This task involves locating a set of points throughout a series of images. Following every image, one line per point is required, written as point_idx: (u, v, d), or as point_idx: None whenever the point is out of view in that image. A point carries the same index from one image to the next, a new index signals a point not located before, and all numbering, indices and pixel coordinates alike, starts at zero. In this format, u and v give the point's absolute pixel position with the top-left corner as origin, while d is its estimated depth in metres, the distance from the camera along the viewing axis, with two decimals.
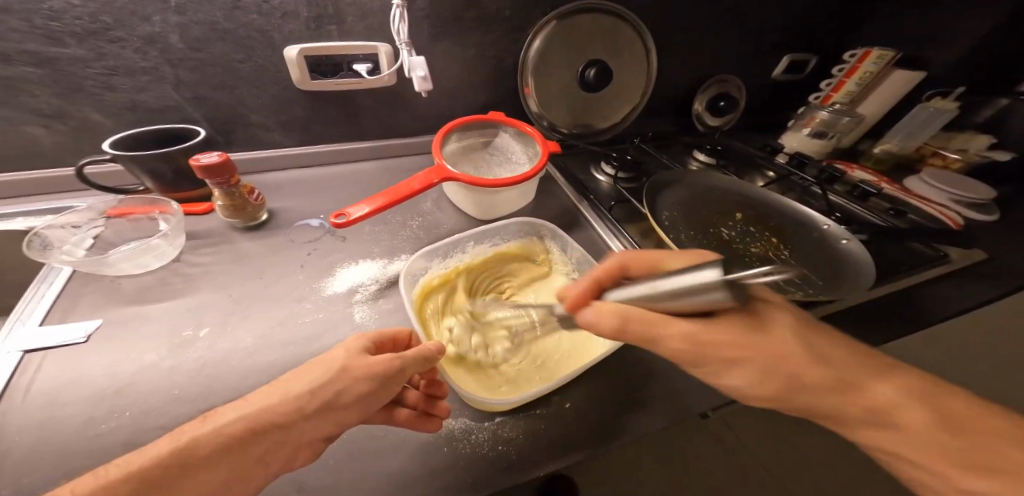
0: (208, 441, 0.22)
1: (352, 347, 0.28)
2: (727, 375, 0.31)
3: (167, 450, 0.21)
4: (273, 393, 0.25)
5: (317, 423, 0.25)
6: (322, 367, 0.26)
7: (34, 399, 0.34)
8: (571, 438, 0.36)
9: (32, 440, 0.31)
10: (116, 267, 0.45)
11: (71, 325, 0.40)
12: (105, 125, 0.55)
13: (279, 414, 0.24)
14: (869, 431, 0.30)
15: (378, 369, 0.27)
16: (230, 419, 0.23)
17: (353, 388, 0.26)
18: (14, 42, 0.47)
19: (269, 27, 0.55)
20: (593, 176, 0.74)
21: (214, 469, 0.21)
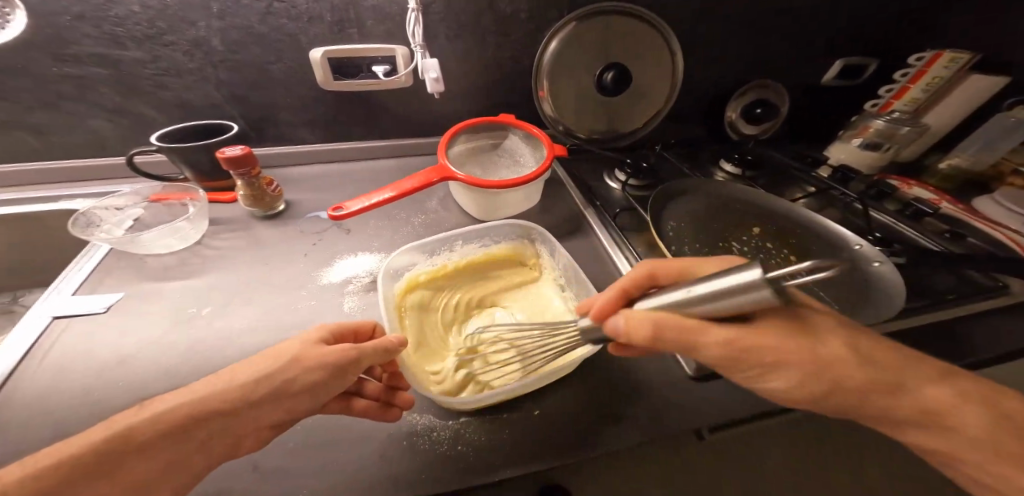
0: (148, 428, 0.22)
1: (304, 339, 0.29)
2: (767, 379, 0.28)
3: (102, 438, 0.21)
4: (218, 381, 0.25)
5: (264, 411, 0.25)
6: (273, 358, 0.27)
7: (50, 362, 0.38)
8: (535, 446, 0.35)
9: (41, 398, 0.35)
10: (143, 247, 0.50)
11: (97, 296, 0.45)
12: (158, 120, 0.61)
13: (221, 402, 0.24)
14: (916, 432, 0.27)
15: (329, 359, 0.28)
16: (172, 406, 0.23)
17: (303, 376, 0.27)
18: (86, 46, 0.52)
19: (297, 31, 0.57)
20: (606, 183, 0.72)
21: (154, 454, 0.22)
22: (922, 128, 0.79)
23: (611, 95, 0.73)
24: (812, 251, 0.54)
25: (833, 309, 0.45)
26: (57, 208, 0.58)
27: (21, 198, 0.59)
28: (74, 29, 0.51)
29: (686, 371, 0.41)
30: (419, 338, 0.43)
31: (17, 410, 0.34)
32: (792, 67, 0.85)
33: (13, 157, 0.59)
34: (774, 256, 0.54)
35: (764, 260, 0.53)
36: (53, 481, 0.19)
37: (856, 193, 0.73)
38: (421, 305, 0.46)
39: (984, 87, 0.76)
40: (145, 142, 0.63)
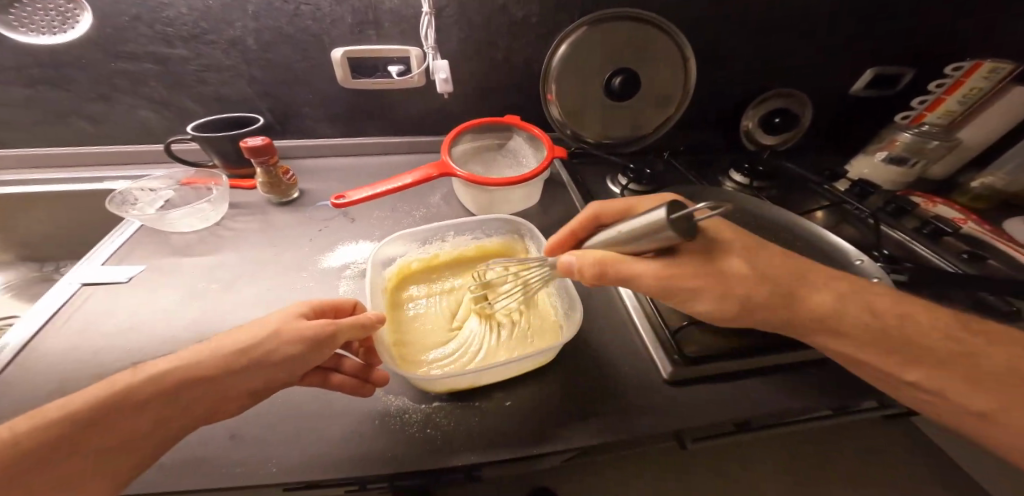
0: (143, 386, 0.26)
1: (286, 314, 0.32)
2: (694, 302, 0.34)
3: (102, 394, 0.25)
4: (204, 350, 0.29)
5: (247, 377, 0.29)
6: (254, 331, 0.30)
7: (74, 324, 0.43)
8: (501, 435, 0.36)
9: (63, 356, 0.40)
10: (168, 224, 0.55)
11: (121, 268, 0.50)
12: (197, 111, 0.66)
13: (208, 367, 0.28)
14: (825, 336, 0.34)
15: (304, 333, 0.31)
16: (166, 368, 0.27)
17: (281, 349, 0.30)
18: (142, 45, 0.58)
19: (321, 32, 0.61)
20: (608, 188, 0.72)
21: (147, 410, 0.25)
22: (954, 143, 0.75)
23: (619, 100, 0.73)
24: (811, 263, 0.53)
25: None
26: (103, 188, 0.65)
27: (74, 178, 0.65)
28: (131, 29, 0.56)
29: (663, 375, 0.42)
30: (405, 321, 0.45)
31: (40, 366, 0.39)
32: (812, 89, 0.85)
33: (70, 141, 0.65)
34: None
35: None
36: (60, 430, 0.23)
37: (871, 208, 0.70)
38: (414, 292, 0.49)
39: None
40: (184, 132, 0.68)
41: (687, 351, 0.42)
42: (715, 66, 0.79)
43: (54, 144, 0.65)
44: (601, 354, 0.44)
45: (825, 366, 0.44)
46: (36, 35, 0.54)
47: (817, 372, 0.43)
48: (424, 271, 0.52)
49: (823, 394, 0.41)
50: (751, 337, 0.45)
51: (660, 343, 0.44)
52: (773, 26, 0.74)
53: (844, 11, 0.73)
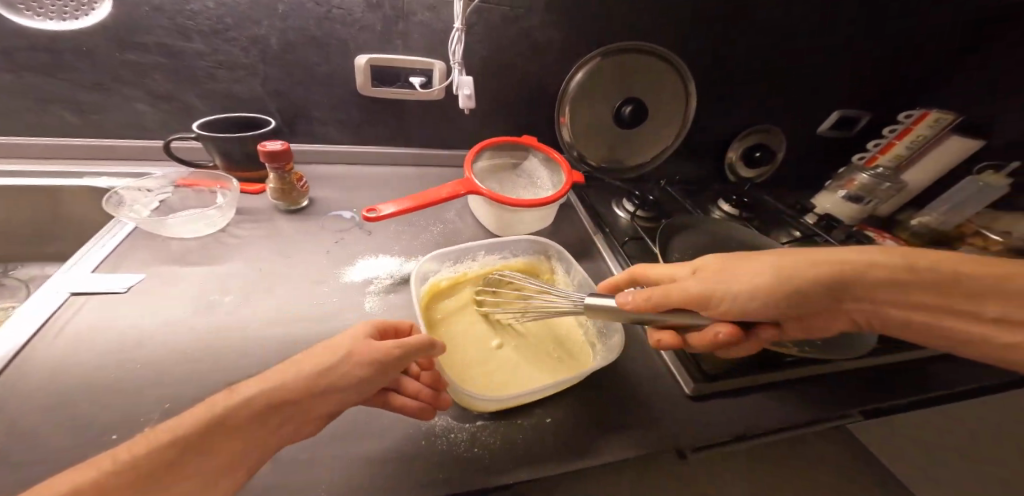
0: (239, 410, 0.24)
1: (354, 335, 0.30)
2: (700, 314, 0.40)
3: (204, 416, 0.23)
4: (287, 371, 0.27)
5: (326, 399, 0.27)
6: (325, 355, 0.28)
7: (66, 337, 0.37)
8: (548, 451, 0.37)
9: (56, 376, 0.34)
10: (171, 229, 0.51)
11: (118, 276, 0.44)
12: (199, 108, 0.62)
13: (294, 391, 0.26)
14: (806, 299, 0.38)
15: (380, 354, 0.29)
16: (253, 392, 0.25)
17: (357, 372, 0.28)
18: (155, 36, 0.55)
19: (349, 38, 0.60)
20: (614, 211, 0.76)
21: (238, 438, 0.23)
22: (901, 185, 0.87)
23: (626, 127, 0.78)
24: None
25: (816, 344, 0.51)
26: (82, 184, 0.58)
27: (44, 171, 0.58)
28: (148, 20, 0.53)
29: (684, 390, 0.45)
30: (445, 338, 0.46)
31: (28, 388, 0.33)
32: (813, 85, 0.87)
33: (45, 131, 0.59)
34: None
35: None
36: (167, 456, 0.21)
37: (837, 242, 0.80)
38: (443, 309, 0.49)
39: (960, 149, 0.84)
40: (182, 129, 0.64)
41: (704, 369, 0.46)
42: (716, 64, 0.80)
43: (23, 133, 0.58)
44: (627, 373, 0.46)
45: (819, 384, 0.49)
46: (43, 20, 0.50)
47: (813, 389, 0.49)
48: (450, 287, 0.53)
49: (820, 408, 0.46)
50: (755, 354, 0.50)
51: (680, 360, 0.47)
52: (773, 27, 0.77)
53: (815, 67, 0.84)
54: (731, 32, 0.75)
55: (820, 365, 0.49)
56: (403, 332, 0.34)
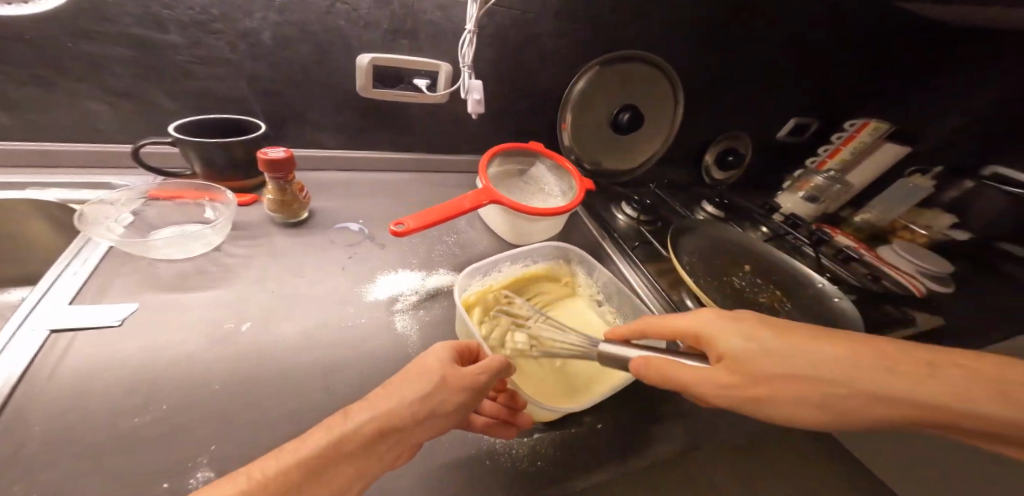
0: (350, 439, 0.24)
1: (445, 359, 0.30)
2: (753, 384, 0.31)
3: (323, 444, 0.23)
4: (388, 399, 0.26)
5: (426, 428, 0.27)
6: (423, 380, 0.28)
7: (60, 382, 0.32)
8: (606, 456, 0.38)
9: (60, 428, 0.29)
10: (160, 251, 0.44)
11: (107, 306, 0.38)
12: (171, 109, 0.55)
13: (401, 420, 0.26)
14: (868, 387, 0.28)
15: (471, 380, 0.29)
16: (364, 420, 0.25)
17: (453, 398, 0.28)
18: (121, 25, 0.47)
19: (351, 35, 0.56)
20: (614, 214, 0.78)
21: (348, 465, 0.23)
22: (849, 187, 0.97)
23: (623, 133, 0.80)
24: (790, 288, 0.65)
25: None
26: (24, 197, 0.49)
27: None
28: (114, 5, 0.46)
29: None
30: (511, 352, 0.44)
31: (26, 456, 0.28)
32: (788, 87, 0.94)
33: None
34: (766, 290, 0.63)
35: (760, 293, 0.62)
36: (291, 479, 0.21)
37: (804, 237, 0.88)
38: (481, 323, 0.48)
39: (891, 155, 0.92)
40: (149, 132, 0.56)
41: None
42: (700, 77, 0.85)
43: None
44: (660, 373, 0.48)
45: None
46: None
47: None
48: (480, 299, 0.51)
49: None
50: None
51: None
52: (752, 40, 0.82)
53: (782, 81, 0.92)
54: (717, 44, 0.80)
55: None
56: (481, 354, 0.35)
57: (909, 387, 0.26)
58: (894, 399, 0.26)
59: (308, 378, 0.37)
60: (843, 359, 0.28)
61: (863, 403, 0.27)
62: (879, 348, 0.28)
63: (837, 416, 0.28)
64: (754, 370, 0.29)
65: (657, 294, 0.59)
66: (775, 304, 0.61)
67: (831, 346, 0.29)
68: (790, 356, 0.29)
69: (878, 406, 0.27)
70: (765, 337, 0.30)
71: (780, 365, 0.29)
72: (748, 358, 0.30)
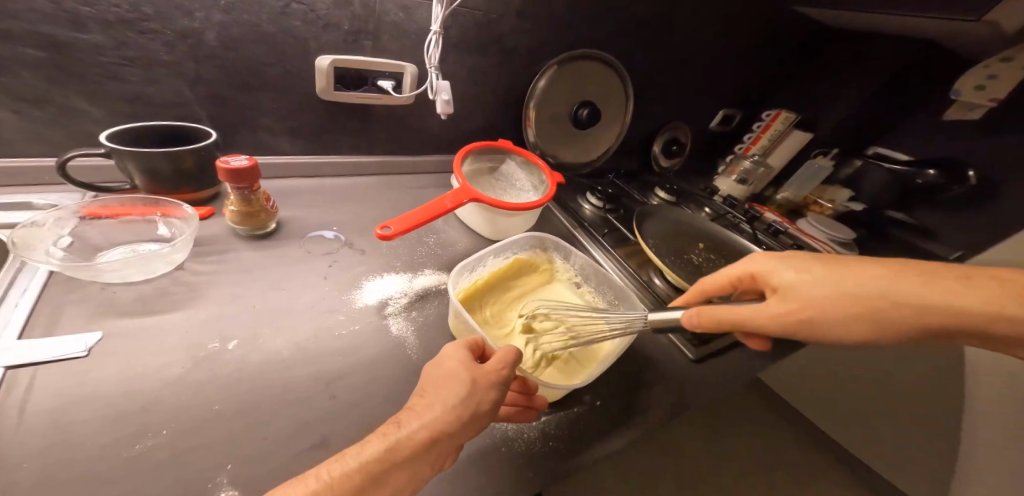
0: (405, 445, 0.25)
1: (466, 360, 0.32)
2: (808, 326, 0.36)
3: (382, 448, 0.24)
4: (432, 404, 0.28)
5: (467, 429, 0.29)
6: (455, 383, 0.30)
7: (33, 422, 0.29)
8: (606, 428, 0.42)
9: (45, 469, 0.27)
10: (115, 274, 0.40)
11: (65, 336, 0.35)
12: (96, 116, 0.49)
13: (445, 421, 0.27)
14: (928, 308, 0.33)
15: (497, 376, 0.31)
16: (415, 427, 0.26)
17: (486, 397, 0.30)
18: (25, 22, 0.41)
19: (308, 36, 0.54)
20: (580, 204, 0.83)
21: (405, 467, 0.25)
22: (770, 169, 1.09)
23: (583, 127, 0.84)
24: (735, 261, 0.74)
25: None
26: None
27: None
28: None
29: (688, 356, 0.53)
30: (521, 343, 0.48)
31: None
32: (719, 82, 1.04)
33: None
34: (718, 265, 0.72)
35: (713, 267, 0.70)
36: (354, 482, 0.22)
37: (741, 216, 1.00)
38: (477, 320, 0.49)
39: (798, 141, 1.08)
40: (70, 143, 0.49)
41: (698, 336, 0.55)
42: (647, 73, 0.91)
43: None
44: (639, 347, 0.53)
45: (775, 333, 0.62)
46: None
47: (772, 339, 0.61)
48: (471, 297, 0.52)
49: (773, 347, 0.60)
50: None
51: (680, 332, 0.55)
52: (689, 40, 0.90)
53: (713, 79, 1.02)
54: (658, 45, 0.87)
55: None
56: (490, 349, 0.37)
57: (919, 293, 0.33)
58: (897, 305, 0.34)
59: (310, 389, 0.37)
60: (870, 279, 0.35)
61: (883, 314, 0.34)
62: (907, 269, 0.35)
63: (873, 322, 0.34)
64: (802, 293, 0.36)
65: (628, 275, 0.65)
66: None
67: (859, 269, 0.36)
68: (826, 278, 0.36)
69: (903, 310, 0.33)
70: (801, 266, 0.38)
71: (822, 289, 0.35)
72: (796, 286, 0.37)
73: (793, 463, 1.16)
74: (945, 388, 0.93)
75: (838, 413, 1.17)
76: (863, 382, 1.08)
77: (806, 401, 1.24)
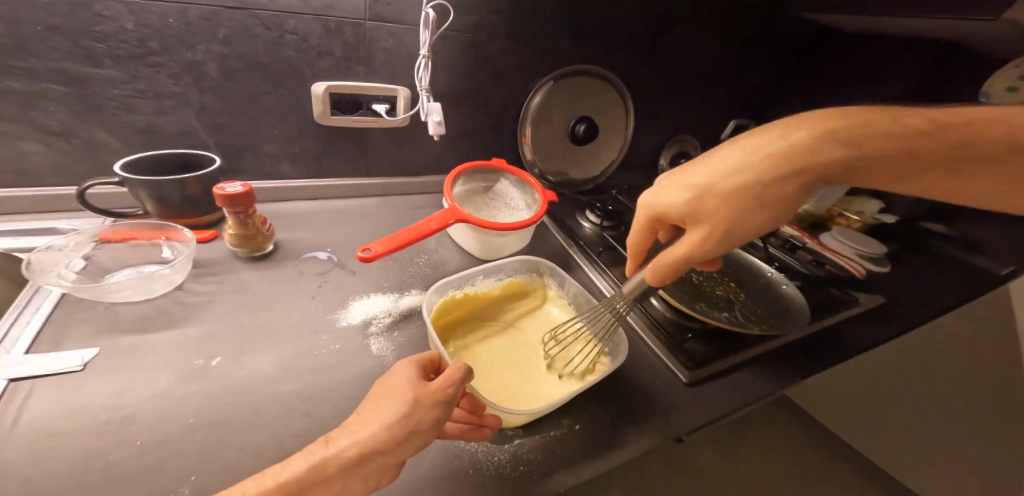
0: (335, 463, 0.26)
1: (414, 380, 0.32)
2: (743, 225, 0.35)
3: (308, 465, 0.25)
4: (369, 421, 0.29)
5: (405, 447, 0.28)
6: (399, 402, 0.30)
7: (24, 430, 0.31)
8: (584, 454, 0.40)
9: (27, 475, 0.29)
10: (118, 294, 0.43)
11: (66, 352, 0.37)
12: (114, 146, 0.53)
13: (381, 441, 0.27)
14: (824, 158, 0.32)
15: (443, 395, 0.32)
16: (345, 445, 0.27)
17: (427, 416, 0.30)
18: (48, 61, 0.45)
19: (303, 64, 0.57)
20: (579, 222, 0.82)
21: (332, 483, 0.25)
22: None
23: (580, 143, 0.84)
24: (743, 279, 0.70)
25: (769, 319, 0.62)
26: None
27: None
28: (38, 41, 0.44)
29: (680, 379, 0.50)
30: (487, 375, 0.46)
31: None
32: (726, 93, 1.02)
33: None
34: (721, 283, 0.68)
35: (716, 286, 0.67)
36: None
37: None
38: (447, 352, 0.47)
39: None
40: (91, 172, 0.54)
41: (692, 359, 0.52)
42: (647, 86, 0.90)
43: None
44: (629, 369, 0.51)
45: (786, 354, 0.58)
46: None
47: (781, 362, 0.57)
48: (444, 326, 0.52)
49: (780, 370, 0.56)
50: (726, 338, 0.57)
51: (671, 353, 0.52)
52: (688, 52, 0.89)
53: (705, 90, 0.98)
54: (656, 59, 0.86)
55: (785, 337, 0.59)
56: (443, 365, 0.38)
57: (806, 147, 0.32)
58: (788, 171, 0.32)
59: (288, 408, 0.38)
60: (744, 159, 0.34)
61: (780, 182, 0.33)
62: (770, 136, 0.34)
63: (774, 193, 0.33)
64: (705, 206, 0.35)
65: None
66: (732, 294, 0.65)
67: (732, 152, 0.35)
68: (711, 183, 0.35)
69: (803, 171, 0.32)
70: (683, 182, 0.37)
71: (715, 189, 0.35)
72: (693, 202, 0.36)
73: (801, 465, 1.16)
74: (943, 366, 1.03)
75: (857, 416, 1.20)
76: (877, 378, 1.14)
77: (823, 404, 1.28)
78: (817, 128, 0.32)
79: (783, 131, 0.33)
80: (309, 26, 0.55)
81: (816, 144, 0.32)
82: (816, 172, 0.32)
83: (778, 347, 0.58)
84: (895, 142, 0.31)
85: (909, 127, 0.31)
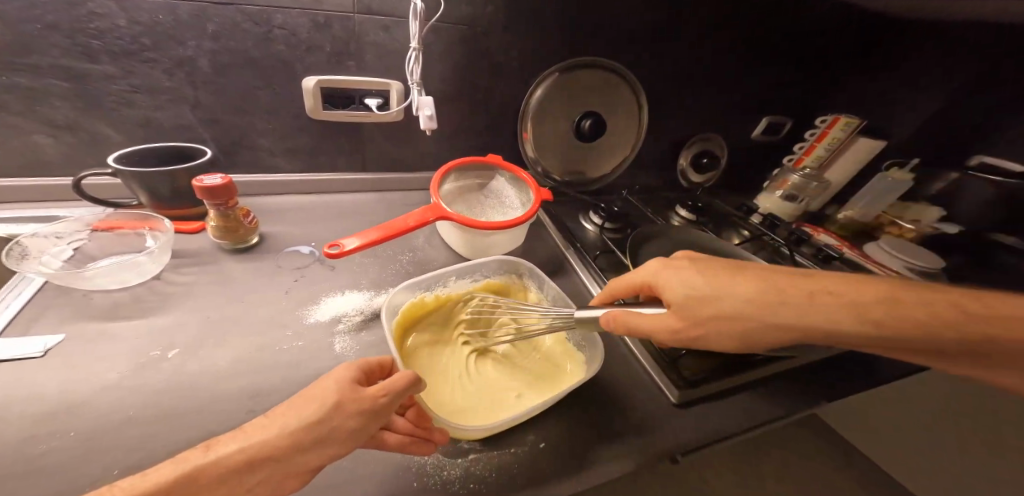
0: (210, 471, 0.23)
1: (342, 380, 0.30)
2: (710, 338, 0.36)
3: (175, 474, 0.22)
4: (271, 426, 0.26)
5: (312, 455, 0.26)
6: (314, 405, 0.28)
7: None
8: (547, 476, 0.36)
9: None
10: (92, 283, 0.44)
11: (32, 337, 0.38)
12: (116, 139, 0.55)
13: (279, 446, 0.25)
14: (825, 322, 0.33)
15: (370, 404, 0.29)
16: (230, 450, 0.24)
17: (343, 423, 0.27)
18: (50, 57, 0.47)
19: (292, 59, 0.57)
20: (582, 224, 0.77)
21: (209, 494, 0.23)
22: (827, 184, 0.92)
23: (587, 141, 0.79)
24: None
25: None
26: None
27: None
28: (41, 39, 0.46)
29: (669, 399, 0.45)
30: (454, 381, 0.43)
31: None
32: (758, 87, 0.92)
33: None
34: None
35: None
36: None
37: (781, 238, 0.82)
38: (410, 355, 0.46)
39: (866, 149, 0.90)
40: (95, 164, 0.57)
41: (686, 376, 0.46)
42: (666, 80, 0.83)
43: None
44: (613, 385, 0.46)
45: (804, 379, 0.51)
46: None
47: (797, 386, 0.50)
48: (408, 323, 0.50)
49: (795, 398, 0.48)
50: (730, 354, 0.50)
51: (662, 369, 0.47)
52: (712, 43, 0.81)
53: (725, 86, 0.89)
54: (675, 50, 0.79)
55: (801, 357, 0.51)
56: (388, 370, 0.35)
57: (829, 307, 0.33)
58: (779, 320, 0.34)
59: (233, 403, 0.37)
60: (749, 291, 0.35)
61: (767, 326, 0.34)
62: (785, 282, 0.35)
63: (753, 333, 0.35)
64: (696, 312, 0.36)
65: None
66: None
67: (743, 280, 0.36)
68: (716, 294, 0.36)
69: (790, 324, 0.34)
70: (687, 280, 0.37)
71: (714, 305, 0.35)
72: (689, 301, 0.36)
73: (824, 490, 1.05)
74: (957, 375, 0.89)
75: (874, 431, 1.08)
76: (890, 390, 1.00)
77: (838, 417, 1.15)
78: (836, 298, 0.33)
79: (818, 284, 0.35)
80: (296, 20, 0.54)
81: (822, 310, 0.33)
82: (813, 333, 0.33)
83: (793, 367, 0.51)
84: (918, 334, 0.31)
85: (940, 314, 0.31)
